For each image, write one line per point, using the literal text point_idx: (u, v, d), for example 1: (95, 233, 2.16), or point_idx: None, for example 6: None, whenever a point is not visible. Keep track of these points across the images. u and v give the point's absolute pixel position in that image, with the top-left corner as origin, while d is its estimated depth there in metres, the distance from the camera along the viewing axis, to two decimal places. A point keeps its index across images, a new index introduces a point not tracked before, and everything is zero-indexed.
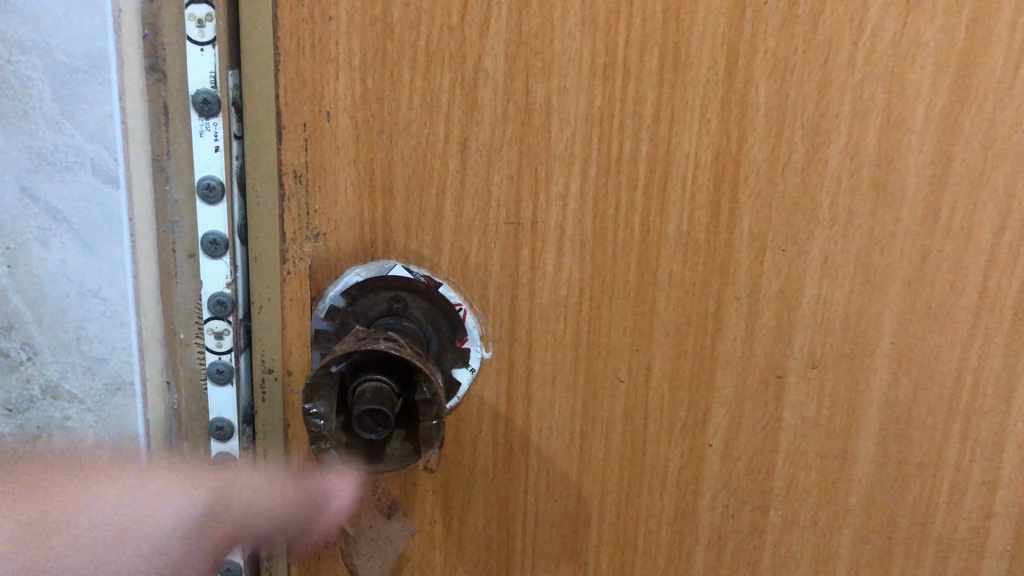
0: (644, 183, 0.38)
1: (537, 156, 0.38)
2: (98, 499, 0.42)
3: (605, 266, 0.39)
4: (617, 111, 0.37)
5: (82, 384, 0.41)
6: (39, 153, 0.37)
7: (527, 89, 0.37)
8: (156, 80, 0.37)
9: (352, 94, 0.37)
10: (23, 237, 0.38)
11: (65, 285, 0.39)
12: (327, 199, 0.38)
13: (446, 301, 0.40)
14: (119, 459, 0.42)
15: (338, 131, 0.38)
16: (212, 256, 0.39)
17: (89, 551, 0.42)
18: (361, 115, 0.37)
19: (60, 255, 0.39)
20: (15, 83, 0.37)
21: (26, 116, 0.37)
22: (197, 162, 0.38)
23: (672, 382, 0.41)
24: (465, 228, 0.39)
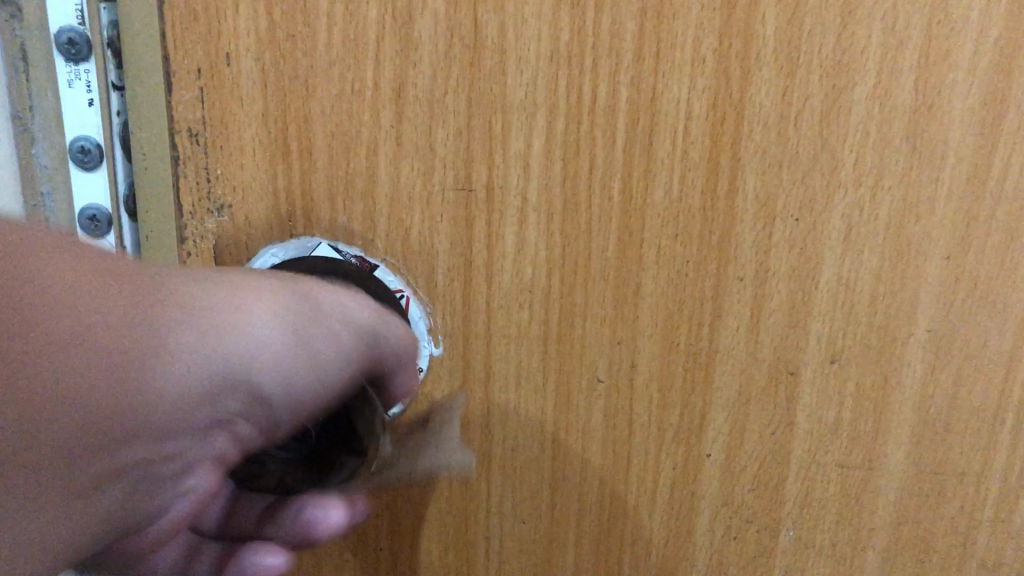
0: (623, 138, 0.31)
1: (490, 105, 0.31)
2: None
3: (577, 241, 0.32)
4: (588, 46, 0.30)
5: None
6: None
7: (475, 20, 0.30)
8: (9, 15, 0.31)
9: (256, 31, 0.30)
10: None
11: None
12: (231, 163, 0.31)
13: (384, 288, 0.33)
14: None
15: (241, 77, 0.30)
16: (94, 236, 0.33)
17: None
18: (268, 57, 0.30)
19: None
20: None
21: None
22: (69, 116, 0.32)
23: (661, 383, 0.34)
24: (403, 196, 0.32)
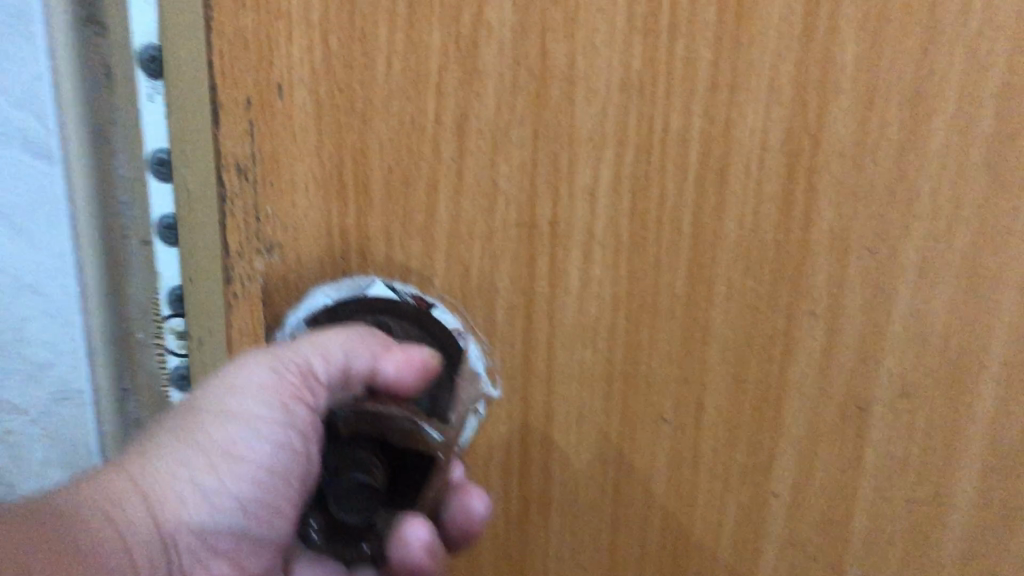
0: (694, 170, 0.29)
1: (557, 137, 0.29)
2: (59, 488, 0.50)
3: (644, 277, 0.31)
4: (660, 75, 0.28)
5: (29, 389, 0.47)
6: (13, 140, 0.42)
7: (542, 49, 0.28)
8: (95, 34, 0.41)
9: (310, 61, 0.28)
10: None
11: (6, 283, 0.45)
12: (282, 200, 0.29)
13: (442, 327, 0.31)
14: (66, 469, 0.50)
15: (294, 110, 0.28)
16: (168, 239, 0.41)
17: None
18: (323, 88, 0.28)
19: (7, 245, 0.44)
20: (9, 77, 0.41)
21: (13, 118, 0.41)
22: (151, 132, 0.39)
23: (729, 419, 0.33)
24: (464, 232, 0.30)
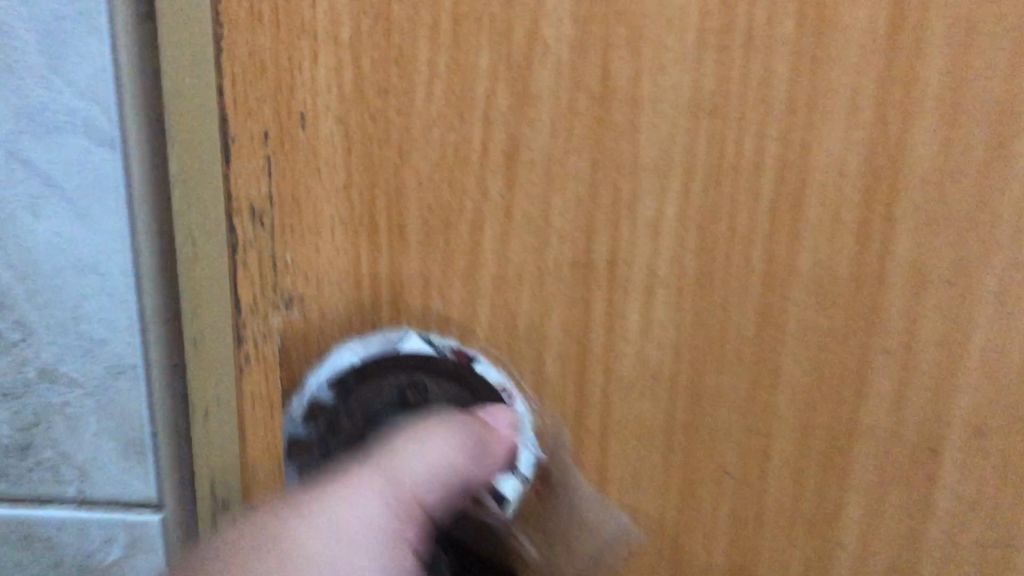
0: (768, 201, 0.27)
1: (618, 167, 0.26)
2: (100, 491, 0.36)
3: (710, 319, 0.28)
4: (734, 95, 0.25)
5: (81, 368, 0.34)
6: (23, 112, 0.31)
7: (605, 67, 0.25)
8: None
9: (339, 85, 0.24)
10: (8, 207, 0.32)
11: (55, 259, 0.33)
12: (303, 248, 0.26)
13: (484, 383, 0.27)
14: (125, 452, 0.36)
15: (319, 143, 0.25)
16: None
17: (95, 546, 0.37)
18: (353, 118, 0.24)
19: (51, 226, 0.33)
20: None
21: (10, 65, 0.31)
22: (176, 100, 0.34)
23: (795, 469, 0.30)
24: (512, 278, 0.26)
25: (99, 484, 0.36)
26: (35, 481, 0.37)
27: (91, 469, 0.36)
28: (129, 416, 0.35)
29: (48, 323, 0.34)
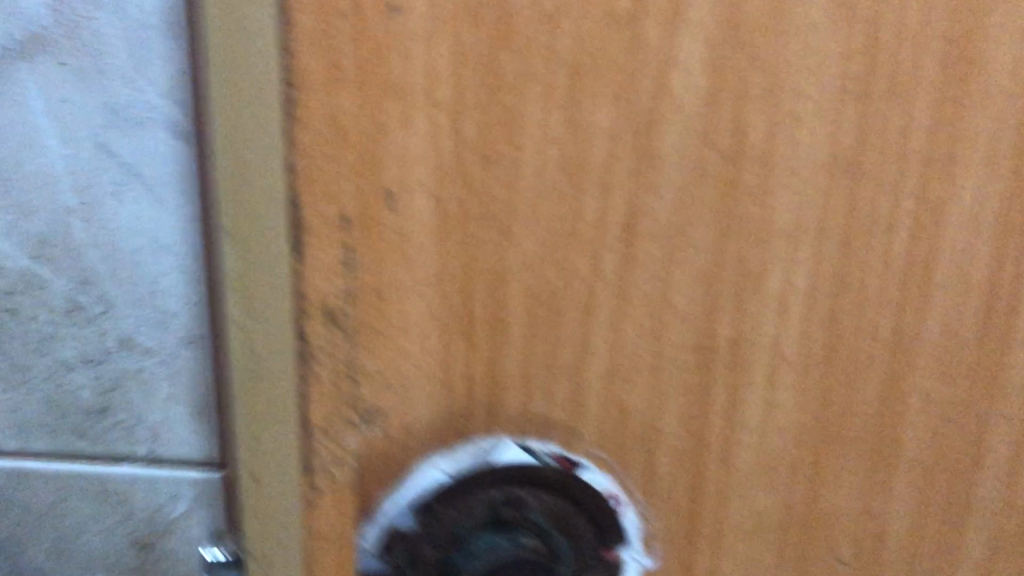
0: (900, 266, 0.23)
1: (746, 238, 0.22)
2: (172, 450, 0.43)
3: (834, 400, 0.24)
4: (872, 149, 0.22)
5: (157, 338, 0.41)
6: (114, 111, 0.38)
7: (737, 121, 0.21)
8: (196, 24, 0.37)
9: (435, 150, 0.20)
10: (99, 193, 0.39)
11: (136, 241, 0.40)
12: (389, 350, 0.21)
13: (592, 493, 0.23)
14: (194, 412, 0.43)
15: (410, 221, 0.20)
16: None
17: (164, 501, 0.44)
18: (451, 190, 0.20)
19: (134, 211, 0.39)
20: (92, 43, 0.37)
21: (104, 78, 0.38)
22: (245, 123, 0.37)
23: (910, 556, 0.26)
24: (625, 370, 0.22)
25: (170, 442, 0.43)
26: (113, 438, 0.43)
27: (163, 428, 0.43)
28: (198, 379, 0.42)
29: (127, 296, 0.41)
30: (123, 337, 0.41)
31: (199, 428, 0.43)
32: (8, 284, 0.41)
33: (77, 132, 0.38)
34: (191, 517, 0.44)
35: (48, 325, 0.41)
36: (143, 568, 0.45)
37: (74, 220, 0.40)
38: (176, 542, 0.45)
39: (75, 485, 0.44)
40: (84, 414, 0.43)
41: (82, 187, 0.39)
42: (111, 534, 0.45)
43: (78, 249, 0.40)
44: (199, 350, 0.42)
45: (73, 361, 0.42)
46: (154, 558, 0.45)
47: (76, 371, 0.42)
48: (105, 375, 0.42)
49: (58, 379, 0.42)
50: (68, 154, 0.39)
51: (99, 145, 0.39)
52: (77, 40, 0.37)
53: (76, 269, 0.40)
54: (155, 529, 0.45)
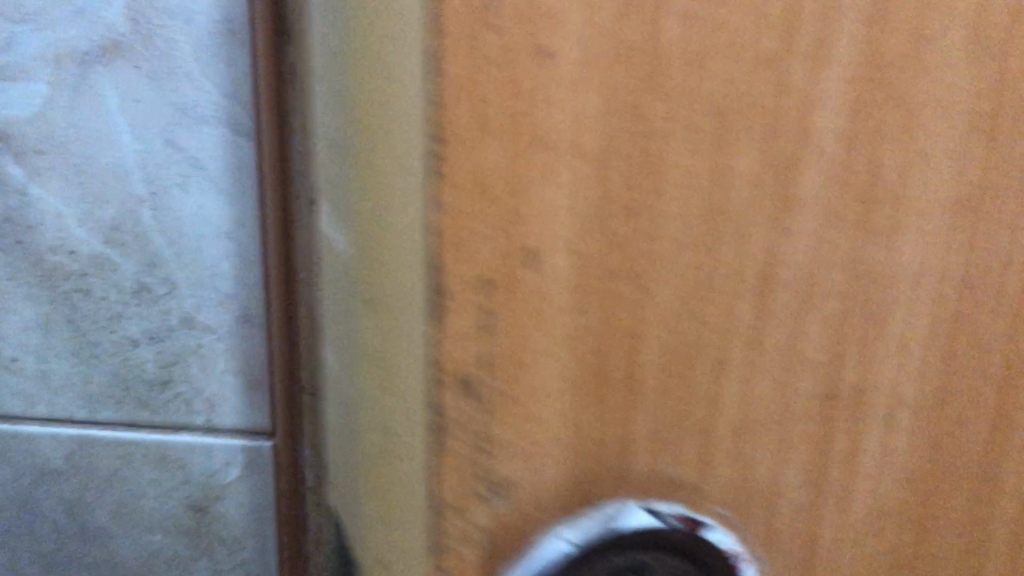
0: (1013, 309, 0.25)
1: (868, 285, 0.24)
2: (228, 421, 0.48)
3: (947, 444, 0.26)
4: (1001, 195, 0.24)
5: (216, 316, 0.47)
6: (181, 108, 0.43)
7: (873, 169, 0.23)
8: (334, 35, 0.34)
9: (581, 198, 0.23)
10: (166, 182, 0.44)
11: (199, 228, 0.45)
12: (526, 404, 0.24)
13: (718, 554, 0.25)
14: (247, 387, 0.48)
15: (553, 279, 0.23)
16: None
17: (218, 466, 0.49)
18: (595, 245, 0.23)
19: (197, 200, 0.45)
20: (161, 46, 0.42)
21: (173, 77, 0.43)
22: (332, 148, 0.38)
23: None
24: (755, 414, 0.25)
25: (225, 414, 0.48)
26: (173, 410, 0.48)
27: (218, 400, 0.48)
28: (251, 355, 0.47)
29: (191, 277, 0.46)
30: (185, 315, 0.47)
31: (249, 396, 0.48)
32: (80, 267, 0.46)
33: (144, 128, 0.44)
34: (242, 485, 0.49)
35: (117, 302, 0.46)
36: (196, 529, 0.50)
37: (143, 206, 0.45)
38: (230, 506, 0.50)
39: (137, 454, 0.49)
40: (145, 388, 0.48)
41: (150, 175, 0.44)
42: (167, 500, 0.50)
43: (144, 235, 0.45)
44: (254, 325, 0.47)
45: (139, 336, 0.47)
46: (208, 521, 0.50)
47: (139, 347, 0.47)
48: (168, 349, 0.47)
49: (121, 353, 0.47)
50: (138, 146, 0.44)
51: (167, 141, 0.44)
52: (149, 42, 0.42)
53: (146, 253, 0.45)
54: (209, 493, 0.50)
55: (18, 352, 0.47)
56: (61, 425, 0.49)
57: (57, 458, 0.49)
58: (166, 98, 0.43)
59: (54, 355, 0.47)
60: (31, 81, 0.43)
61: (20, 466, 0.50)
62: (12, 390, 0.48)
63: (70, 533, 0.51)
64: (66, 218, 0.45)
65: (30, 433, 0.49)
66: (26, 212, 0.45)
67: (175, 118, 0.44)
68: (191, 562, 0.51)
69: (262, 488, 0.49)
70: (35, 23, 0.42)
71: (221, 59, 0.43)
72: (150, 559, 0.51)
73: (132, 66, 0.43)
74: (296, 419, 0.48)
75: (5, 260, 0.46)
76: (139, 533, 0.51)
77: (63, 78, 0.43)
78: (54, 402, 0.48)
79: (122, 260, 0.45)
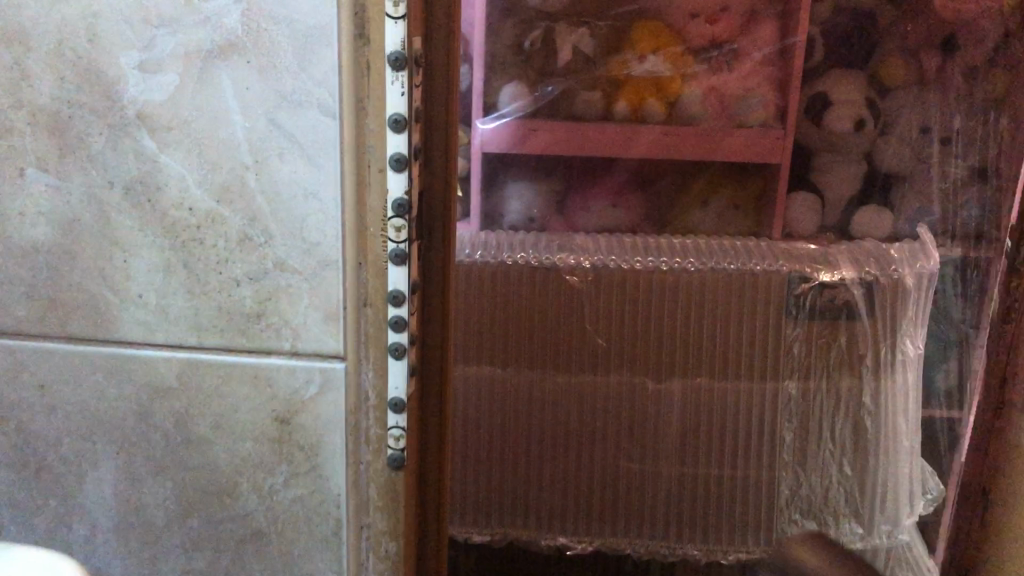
0: None
1: None
2: (308, 346, 0.60)
3: None
4: None
5: (303, 261, 0.58)
6: (281, 94, 0.55)
7: None
8: None
9: None
10: (268, 154, 0.56)
11: (293, 190, 0.57)
12: None
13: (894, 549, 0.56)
14: (326, 319, 0.59)
15: None
16: (398, 171, 0.56)
17: (299, 384, 0.61)
18: None
19: (292, 167, 0.57)
20: (267, 44, 0.55)
21: (276, 69, 0.55)
22: None
23: None
24: None
25: (307, 341, 0.60)
26: (265, 337, 0.60)
27: (302, 329, 0.60)
28: (330, 294, 0.59)
29: (284, 228, 0.58)
30: (279, 261, 0.58)
31: (328, 325, 0.59)
32: (198, 220, 0.59)
33: (251, 111, 0.56)
34: (320, 400, 0.61)
35: (224, 250, 0.59)
36: (280, 437, 0.62)
37: (249, 172, 0.57)
38: (308, 418, 0.62)
39: (234, 372, 0.61)
40: (243, 318, 0.60)
41: (256, 148, 0.57)
42: (257, 414, 0.62)
43: (249, 195, 0.57)
44: (333, 269, 0.58)
45: (240, 276, 0.59)
46: (290, 430, 0.62)
47: (240, 286, 0.59)
48: (263, 287, 0.59)
49: (227, 291, 0.60)
50: (248, 125, 0.56)
51: (270, 120, 0.56)
52: (258, 42, 0.55)
53: (248, 210, 0.58)
54: (291, 407, 0.61)
55: (145, 289, 0.60)
56: (175, 349, 0.61)
57: (170, 377, 0.62)
58: (268, 86, 0.55)
59: (173, 292, 0.60)
60: (165, 74, 0.56)
61: (138, 383, 0.62)
62: (137, 320, 0.61)
63: (177, 441, 0.63)
64: (188, 182, 0.58)
65: (150, 356, 0.62)
66: (156, 178, 0.58)
67: (276, 102, 0.56)
68: (274, 466, 0.63)
69: (337, 402, 0.61)
70: (173, 29, 0.55)
71: (312, 53, 0.55)
72: (241, 461, 0.63)
73: (243, 61, 0.55)
74: (364, 348, 0.60)
75: (138, 216, 0.59)
76: (232, 438, 0.63)
77: (190, 70, 0.56)
78: (171, 330, 0.61)
79: (231, 215, 0.58)
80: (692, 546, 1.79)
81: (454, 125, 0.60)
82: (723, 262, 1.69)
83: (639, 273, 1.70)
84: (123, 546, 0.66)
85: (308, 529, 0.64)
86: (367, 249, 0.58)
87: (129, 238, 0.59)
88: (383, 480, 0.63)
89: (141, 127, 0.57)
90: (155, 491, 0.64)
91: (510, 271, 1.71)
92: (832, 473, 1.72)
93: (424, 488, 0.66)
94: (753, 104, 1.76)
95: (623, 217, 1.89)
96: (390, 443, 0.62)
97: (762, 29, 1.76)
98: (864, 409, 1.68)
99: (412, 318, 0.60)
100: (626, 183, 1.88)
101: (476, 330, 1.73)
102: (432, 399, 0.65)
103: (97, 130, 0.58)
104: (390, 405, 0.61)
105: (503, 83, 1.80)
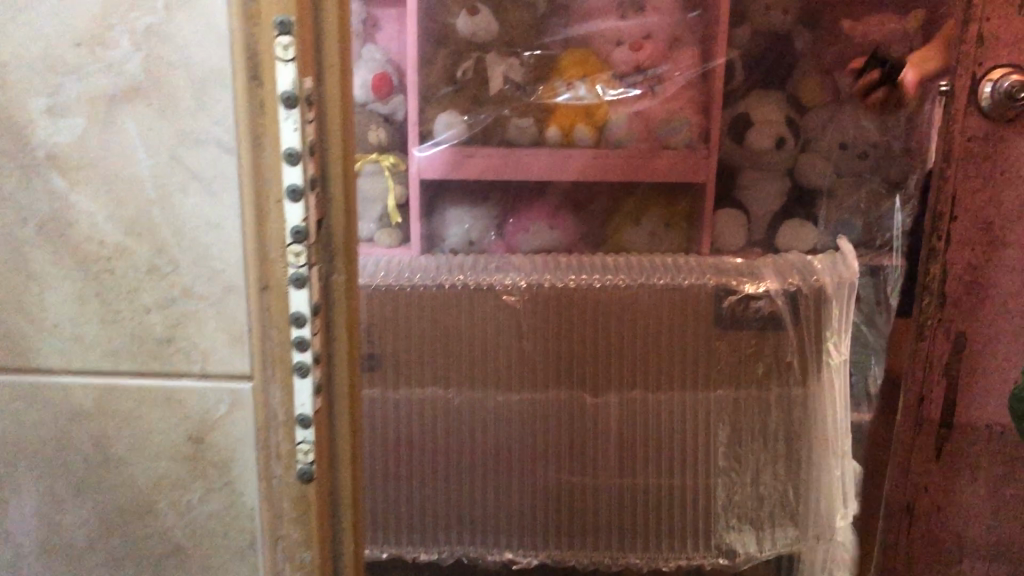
0: None
1: None
2: (217, 368, 0.64)
3: None
4: None
5: (208, 287, 0.62)
6: (182, 133, 0.60)
7: None
8: None
9: None
10: (172, 189, 0.61)
11: (197, 221, 0.61)
12: None
13: None
14: (233, 342, 0.63)
15: None
16: (294, 200, 0.60)
17: (210, 404, 0.65)
18: None
19: (195, 200, 0.61)
20: (167, 87, 0.59)
21: (176, 110, 0.59)
22: None
23: None
24: None
25: (215, 363, 0.64)
26: (176, 360, 0.64)
27: (210, 351, 0.64)
28: (232, 318, 0.63)
29: (189, 258, 0.62)
30: (186, 288, 0.62)
31: (235, 347, 0.63)
32: (109, 253, 0.62)
33: (155, 149, 0.60)
34: (230, 418, 0.65)
35: (135, 279, 0.63)
36: (194, 455, 0.66)
37: (155, 206, 0.61)
38: (221, 436, 0.65)
39: (149, 395, 0.65)
40: (155, 343, 0.64)
41: (160, 183, 0.61)
42: (172, 434, 0.66)
43: (156, 227, 0.62)
44: (237, 294, 0.62)
45: (150, 304, 0.63)
46: (204, 448, 0.66)
47: (151, 313, 0.63)
48: (171, 314, 0.63)
49: (138, 319, 0.63)
50: (152, 162, 0.60)
51: (172, 157, 0.60)
52: (159, 86, 0.59)
53: (155, 241, 0.62)
54: (204, 426, 0.65)
55: (60, 319, 0.64)
56: (91, 375, 0.65)
57: (87, 402, 0.65)
58: (171, 126, 0.60)
59: (87, 321, 0.64)
60: (72, 118, 0.60)
61: (57, 409, 0.66)
62: (55, 348, 0.64)
63: (96, 462, 0.67)
64: (98, 218, 0.62)
65: (67, 383, 0.65)
66: (68, 214, 0.62)
67: (177, 140, 0.60)
68: (189, 483, 0.66)
69: (246, 420, 0.65)
70: (79, 76, 0.59)
71: (209, 95, 0.59)
72: (159, 479, 0.67)
73: (146, 103, 0.59)
74: (270, 368, 0.64)
75: (53, 250, 0.63)
76: (150, 458, 0.66)
77: (97, 113, 0.60)
78: (87, 356, 0.64)
79: (139, 246, 0.62)
80: (633, 555, 1.85)
81: (349, 159, 0.65)
82: (654, 279, 1.77)
83: (574, 292, 1.75)
84: (47, 566, 0.69)
85: (224, 542, 0.67)
86: (269, 274, 0.61)
87: (43, 272, 0.63)
88: (294, 492, 0.66)
89: (52, 166, 0.61)
90: (77, 511, 0.68)
91: (450, 296, 1.76)
92: (765, 477, 1.78)
93: (336, 502, 0.70)
94: (677, 127, 1.83)
95: (560, 237, 1.95)
96: (300, 457, 0.65)
97: (683, 54, 1.85)
98: (793, 414, 1.74)
99: (316, 338, 0.64)
100: (561, 205, 1.95)
101: (414, 357, 1.76)
102: (342, 417, 0.69)
103: (9, 172, 0.61)
104: (297, 421, 0.64)
105: (439, 111, 1.86)
